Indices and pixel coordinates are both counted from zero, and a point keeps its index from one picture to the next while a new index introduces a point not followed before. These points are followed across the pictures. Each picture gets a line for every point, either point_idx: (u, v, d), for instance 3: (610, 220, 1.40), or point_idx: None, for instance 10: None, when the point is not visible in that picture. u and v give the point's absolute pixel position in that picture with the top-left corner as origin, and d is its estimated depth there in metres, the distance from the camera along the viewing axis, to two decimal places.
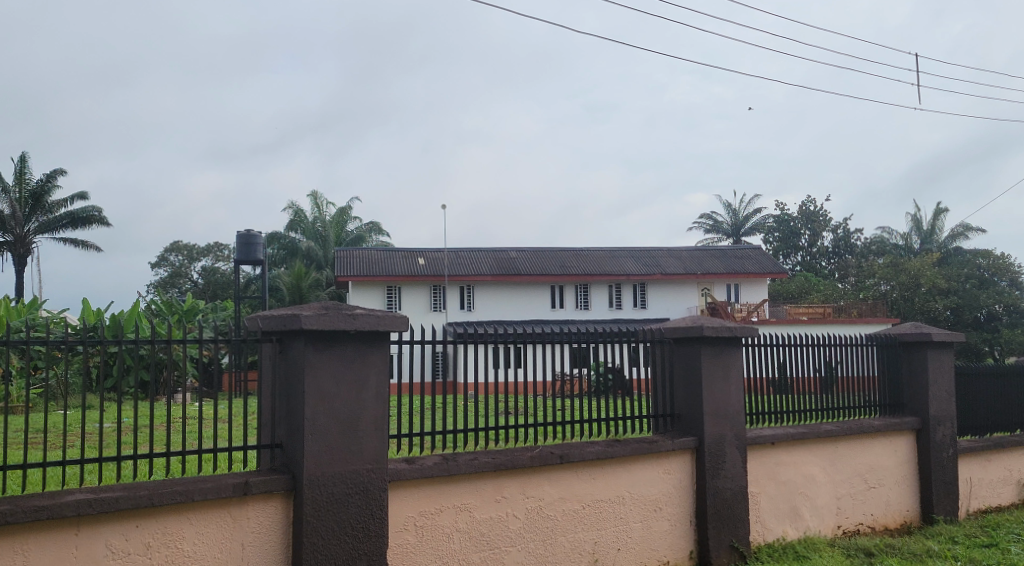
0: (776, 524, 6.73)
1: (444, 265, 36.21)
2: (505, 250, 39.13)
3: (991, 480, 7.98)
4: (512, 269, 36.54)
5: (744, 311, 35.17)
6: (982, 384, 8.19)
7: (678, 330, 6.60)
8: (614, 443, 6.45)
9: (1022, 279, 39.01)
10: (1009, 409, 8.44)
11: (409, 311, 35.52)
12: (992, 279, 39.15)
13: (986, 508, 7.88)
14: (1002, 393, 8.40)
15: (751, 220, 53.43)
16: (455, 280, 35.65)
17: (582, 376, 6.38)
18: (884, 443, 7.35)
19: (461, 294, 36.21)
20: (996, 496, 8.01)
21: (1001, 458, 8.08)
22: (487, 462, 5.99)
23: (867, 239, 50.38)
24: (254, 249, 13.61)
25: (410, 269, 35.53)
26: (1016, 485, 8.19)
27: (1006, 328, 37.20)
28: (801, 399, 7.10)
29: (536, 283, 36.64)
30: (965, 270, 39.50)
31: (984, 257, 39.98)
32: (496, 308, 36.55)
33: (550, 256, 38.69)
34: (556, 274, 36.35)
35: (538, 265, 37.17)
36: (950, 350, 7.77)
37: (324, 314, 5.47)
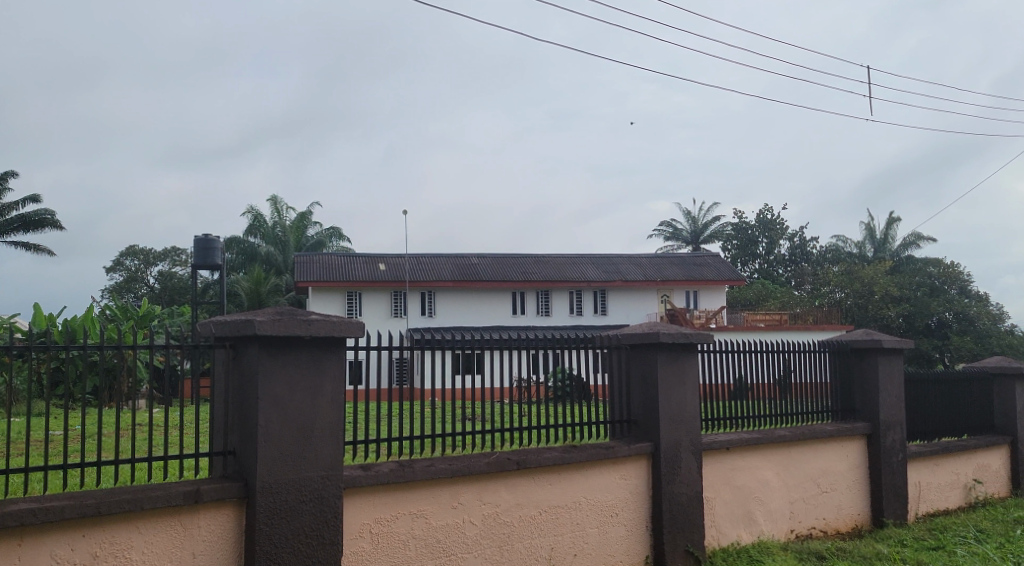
0: (731, 528, 6.79)
1: (405, 271, 36.06)
2: (466, 255, 39.08)
3: (939, 484, 8.12)
4: (473, 275, 36.56)
5: (702, 318, 35.45)
6: (930, 390, 8.35)
7: (634, 336, 6.65)
8: (571, 449, 6.47)
9: (971, 287, 39.79)
10: (956, 414, 8.60)
11: (369, 317, 35.18)
12: (942, 287, 39.97)
13: (933, 511, 8.01)
14: (949, 399, 8.56)
15: (711, 228, 53.98)
16: (416, 285, 35.48)
17: (541, 381, 6.40)
18: (836, 448, 7.46)
19: (422, 299, 36.04)
20: (943, 500, 8.14)
21: (948, 462, 8.23)
22: (443, 469, 5.97)
23: (822, 247, 51.14)
24: (212, 254, 13.46)
25: (370, 275, 35.29)
26: (963, 489, 8.34)
27: (955, 335, 37.74)
28: (754, 405, 7.19)
29: (496, 289, 36.60)
30: (917, 279, 40.40)
31: (936, 266, 41.18)
32: (457, 314, 36.45)
33: (512, 262, 38.74)
34: (517, 281, 36.39)
35: (499, 272, 37.20)
36: (900, 356, 7.92)
37: (278, 320, 5.42)
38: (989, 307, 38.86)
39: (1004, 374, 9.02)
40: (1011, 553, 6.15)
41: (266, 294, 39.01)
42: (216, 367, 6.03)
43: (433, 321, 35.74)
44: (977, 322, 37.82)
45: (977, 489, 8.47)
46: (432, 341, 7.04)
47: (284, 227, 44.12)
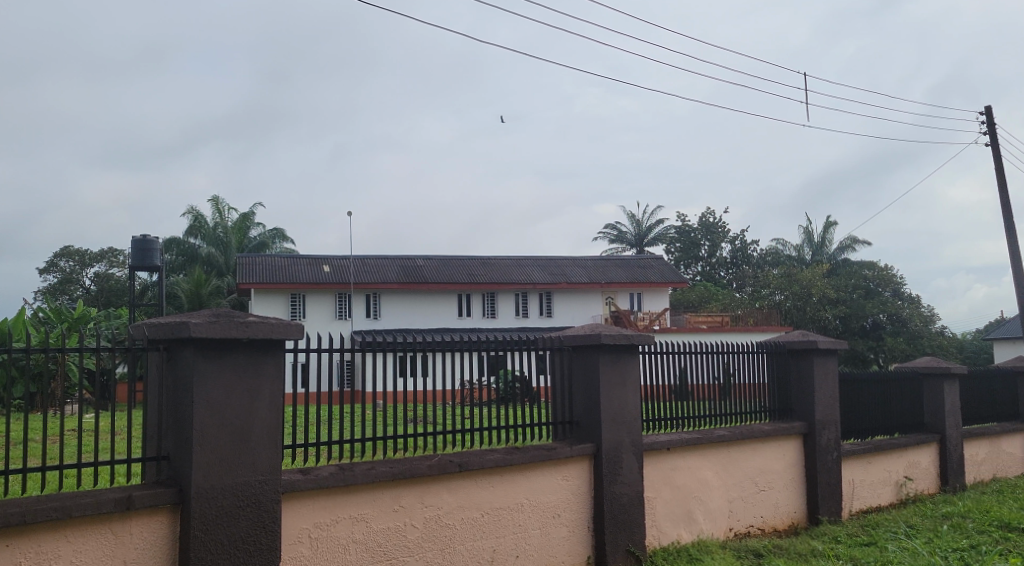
0: (671, 527, 6.87)
1: (350, 273, 35.84)
2: (411, 257, 38.97)
3: (872, 481, 8.31)
4: (419, 277, 36.44)
5: (646, 320, 35.97)
6: (863, 390, 8.56)
7: (577, 338, 6.70)
8: (514, 451, 6.49)
9: (904, 289, 40.89)
10: (888, 414, 8.84)
11: (313, 319, 34.98)
12: (877, 289, 40.95)
13: (866, 508, 8.20)
14: (881, 399, 8.79)
15: (655, 231, 54.57)
16: (361, 287, 35.36)
17: (488, 384, 6.41)
18: (774, 447, 7.60)
19: (367, 301, 35.88)
20: (876, 497, 8.33)
21: (881, 460, 8.44)
22: (385, 472, 5.93)
23: (762, 250, 52.15)
24: (150, 255, 13.26)
25: (315, 276, 35.01)
26: (894, 486, 8.56)
27: (889, 336, 39.55)
28: (693, 405, 7.29)
29: (441, 291, 36.55)
30: (852, 281, 41.25)
31: (870, 269, 41.66)
32: (402, 316, 36.32)
33: (458, 264, 38.69)
34: (464, 282, 36.40)
35: (445, 274, 37.15)
36: (834, 357, 8.10)
37: (215, 322, 5.32)
38: (921, 308, 40.52)
39: (933, 374, 9.30)
40: (938, 548, 6.32)
41: (206, 296, 38.35)
42: (150, 371, 5.91)
43: (379, 323, 35.67)
44: (910, 323, 39.57)
45: (907, 486, 8.69)
46: (376, 343, 6.97)
47: (226, 228, 43.34)
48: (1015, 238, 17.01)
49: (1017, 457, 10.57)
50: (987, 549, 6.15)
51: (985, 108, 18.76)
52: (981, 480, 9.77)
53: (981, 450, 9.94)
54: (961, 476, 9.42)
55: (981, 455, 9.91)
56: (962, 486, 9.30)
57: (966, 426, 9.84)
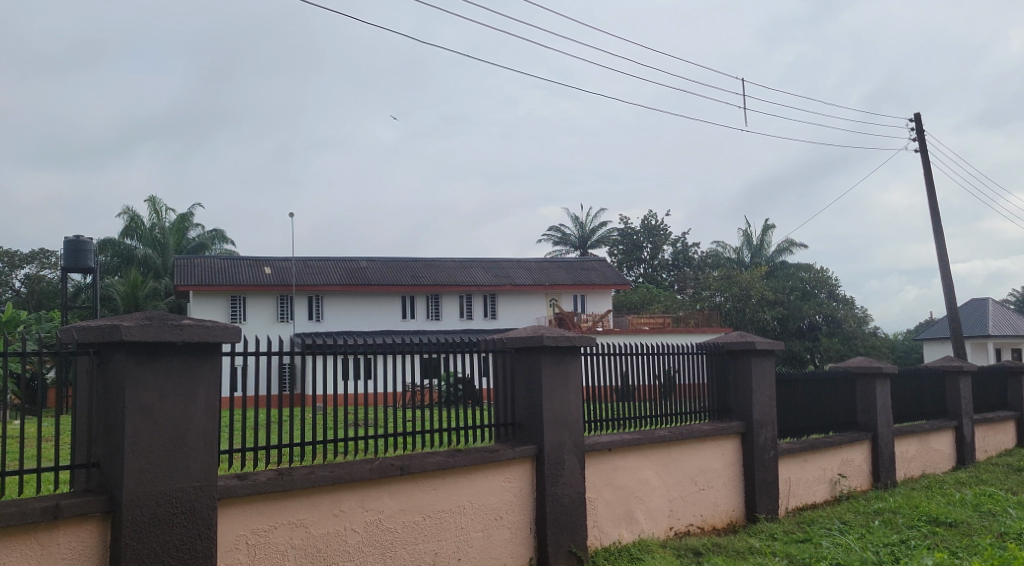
0: (613, 527, 6.91)
1: (292, 274, 35.36)
2: (355, 258, 38.65)
3: (807, 478, 8.49)
4: (363, 279, 36.16)
5: (589, 322, 36.34)
6: (800, 389, 8.75)
7: (520, 340, 6.72)
8: (456, 453, 6.47)
9: (838, 290, 42.07)
10: (823, 412, 9.06)
11: (254, 321, 34.51)
12: (813, 291, 41.98)
13: (802, 505, 8.37)
14: (817, 398, 9.00)
15: (598, 233, 54.99)
16: (303, 289, 34.96)
17: (431, 386, 6.40)
18: (712, 447, 7.71)
19: (309, 304, 35.51)
20: (812, 494, 8.52)
21: (816, 457, 8.63)
22: (324, 476, 5.86)
23: (703, 252, 53.03)
24: (84, 257, 13.52)
25: (256, 278, 34.52)
26: (829, 483, 8.76)
27: (825, 337, 40.71)
28: (633, 406, 7.36)
29: (385, 293, 36.28)
30: (789, 283, 42.23)
31: (807, 270, 42.65)
32: (345, 318, 36.02)
33: (402, 265, 38.47)
34: (408, 284, 36.25)
35: (388, 275, 36.92)
36: (772, 358, 8.24)
37: (147, 325, 5.18)
38: (854, 310, 41.76)
39: (865, 374, 9.55)
40: (870, 543, 6.46)
41: (143, 298, 37.56)
42: (79, 376, 5.70)
43: (321, 326, 35.26)
44: (844, 324, 40.78)
45: (842, 483, 8.89)
46: (317, 346, 6.88)
47: (163, 229, 42.39)
48: (940, 241, 17.56)
49: (944, 453, 10.90)
50: (915, 544, 6.32)
51: (914, 117, 19.34)
52: (911, 477, 10.04)
53: (911, 447, 10.22)
54: (892, 473, 9.70)
55: (911, 453, 10.19)
56: (893, 482, 9.57)
57: (897, 425, 10.12)
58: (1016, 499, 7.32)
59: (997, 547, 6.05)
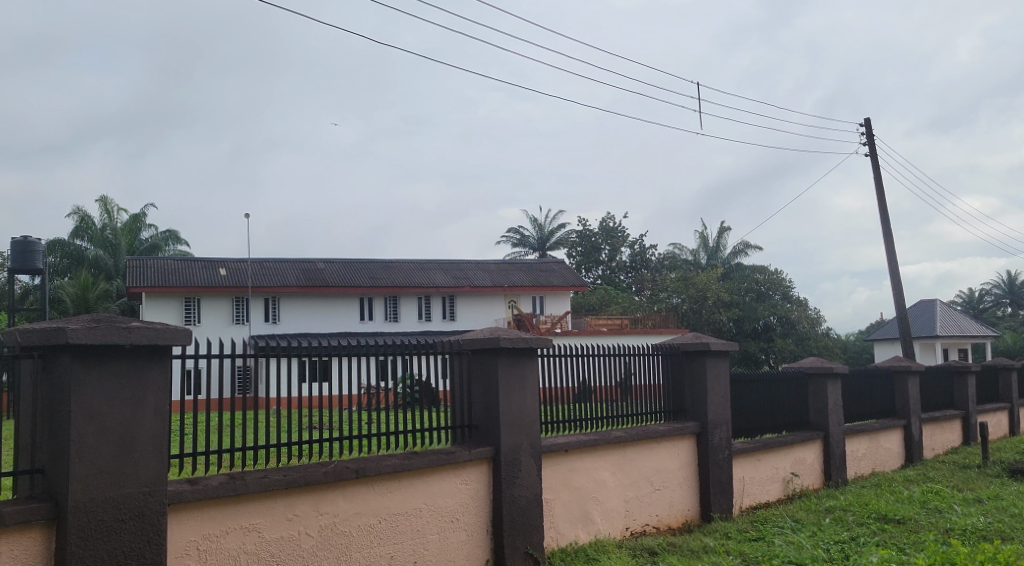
0: (569, 528, 6.93)
1: (247, 276, 34.94)
2: (311, 260, 38.32)
3: (761, 478, 8.61)
4: (321, 280, 35.89)
5: (547, 323, 36.45)
6: (753, 389, 8.86)
7: (476, 342, 6.71)
8: (412, 456, 6.44)
9: (792, 292, 42.70)
10: (777, 412, 9.20)
11: (209, 323, 34.06)
12: (768, 292, 42.68)
13: (755, 504, 8.48)
14: (770, 398, 9.13)
15: (556, 235, 55.20)
16: (259, 291, 34.68)
17: (388, 389, 6.36)
18: (667, 447, 7.78)
19: (265, 306, 35.22)
20: (764, 493, 8.63)
21: (770, 457, 8.75)
22: (278, 480, 5.79)
23: (660, 254, 53.48)
24: (32, 258, 13.25)
25: (211, 280, 34.12)
26: (782, 482, 8.88)
27: (779, 337, 41.19)
28: (590, 407, 7.38)
29: (344, 295, 36.21)
30: (745, 284, 42.88)
31: (761, 272, 43.35)
32: (302, 320, 35.73)
33: (360, 267, 38.29)
34: (366, 286, 36.13)
35: (346, 277, 36.73)
36: (726, 358, 8.34)
37: (94, 327, 5.05)
38: (807, 311, 42.34)
39: (817, 374, 9.70)
40: (822, 541, 6.56)
41: (93, 300, 36.86)
42: (22, 380, 5.50)
43: (278, 328, 35.05)
44: (798, 325, 41.30)
45: (794, 482, 9.03)
46: (273, 348, 6.83)
47: (115, 230, 41.71)
48: (888, 244, 17.94)
49: (893, 452, 11.12)
50: (866, 540, 6.43)
51: (865, 122, 19.66)
52: (861, 475, 10.21)
53: (862, 446, 10.41)
54: (843, 472, 9.87)
55: (863, 451, 10.38)
56: (844, 480, 9.73)
57: (848, 424, 10.31)
58: (960, 495, 7.51)
59: (945, 542, 6.17)
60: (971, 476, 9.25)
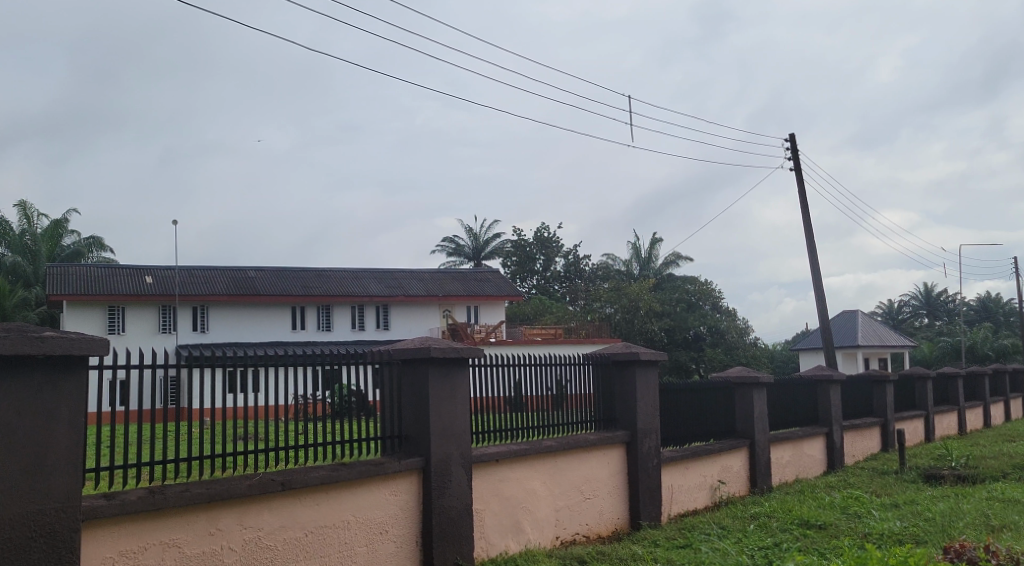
0: (499, 538, 6.92)
1: (175, 284, 34.29)
2: (243, 268, 37.67)
3: (689, 485, 8.75)
4: (252, 289, 35.41)
5: (482, 333, 36.57)
6: (680, 398, 9.03)
7: (407, 351, 6.68)
8: (340, 467, 6.36)
9: (721, 302, 43.73)
10: (703, 421, 9.38)
11: (134, 333, 33.52)
12: (698, 302, 43.50)
13: (683, 512, 8.61)
14: (696, 407, 9.32)
15: (492, 244, 55.35)
16: (187, 300, 34.10)
17: (320, 399, 6.31)
18: (598, 455, 7.87)
19: (194, 315, 34.69)
20: (692, 500, 8.77)
21: (697, 465, 8.90)
22: (200, 493, 5.63)
23: (593, 264, 54.16)
24: None
25: (135, 288, 33.37)
26: (709, 490, 9.04)
27: (709, 347, 42.22)
28: (521, 417, 7.40)
29: (275, 304, 35.71)
30: (675, 295, 43.73)
31: (692, 283, 44.40)
32: (231, 330, 35.24)
33: (292, 275, 37.79)
34: (299, 295, 35.76)
35: (278, 285, 36.24)
36: (655, 368, 8.47)
37: (4, 336, 4.77)
38: (736, 320, 43.50)
39: (744, 384, 9.91)
40: (746, 547, 6.69)
41: (10, 309, 35.58)
42: None
43: (206, 338, 34.54)
44: (727, 335, 42.45)
45: (721, 489, 9.20)
46: (200, 358, 6.65)
47: (34, 236, 40.39)
48: (814, 255, 18.44)
49: (816, 458, 11.40)
50: (788, 546, 6.57)
51: (789, 137, 20.23)
52: (786, 482, 10.44)
53: (786, 453, 10.66)
54: (769, 479, 10.08)
55: (787, 459, 10.63)
56: (770, 487, 9.95)
57: (773, 431, 10.54)
58: (878, 501, 7.75)
59: (862, 547, 6.36)
60: (889, 481, 9.53)
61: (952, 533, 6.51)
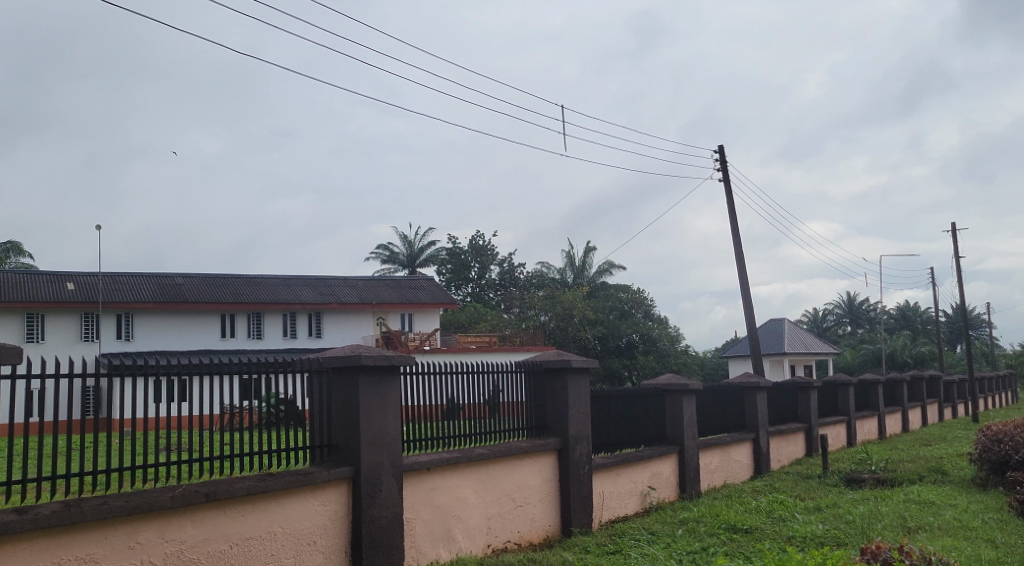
0: (430, 547, 6.87)
1: (98, 291, 33.32)
2: (170, 274, 36.79)
3: (620, 491, 8.88)
4: (178, 296, 34.63)
5: (416, 340, 36.20)
6: (611, 405, 9.16)
7: (337, 359, 6.60)
8: (267, 478, 6.18)
9: (653, 309, 44.85)
10: (634, 428, 9.52)
11: (53, 341, 32.41)
12: (631, 311, 44.42)
13: (614, 518, 8.73)
14: (627, 413, 9.45)
15: (426, 252, 55.18)
16: (112, 307, 33.26)
17: (250, 409, 6.16)
18: (529, 463, 7.93)
19: (118, 322, 33.89)
20: (623, 506, 8.90)
21: (628, 471, 9.03)
22: (120, 506, 5.27)
23: (528, 272, 54.63)
24: None
25: (55, 294, 32.31)
26: (640, 496, 9.18)
27: (641, 354, 42.97)
28: (451, 425, 7.36)
29: (204, 311, 35.29)
30: (609, 302, 44.44)
31: (625, 291, 45.37)
32: (159, 337, 34.56)
33: (222, 281, 37.11)
34: (228, 302, 35.26)
35: (206, 292, 35.66)
36: (587, 375, 8.58)
37: None
38: (668, 328, 44.69)
39: (673, 391, 10.07)
40: (675, 551, 6.79)
41: None
42: None
43: (131, 346, 33.85)
44: (659, 343, 43.44)
45: (652, 495, 9.35)
46: (125, 366, 6.34)
47: None
48: (742, 266, 18.82)
49: (743, 463, 11.65)
50: (715, 550, 6.68)
51: (721, 149, 20.66)
52: (714, 487, 10.65)
53: (715, 458, 10.87)
54: (698, 484, 10.27)
55: (715, 464, 10.83)
56: (698, 492, 10.14)
57: (702, 437, 10.76)
58: (802, 505, 7.96)
59: (783, 550, 6.53)
60: (813, 485, 9.78)
61: (869, 535, 6.72)
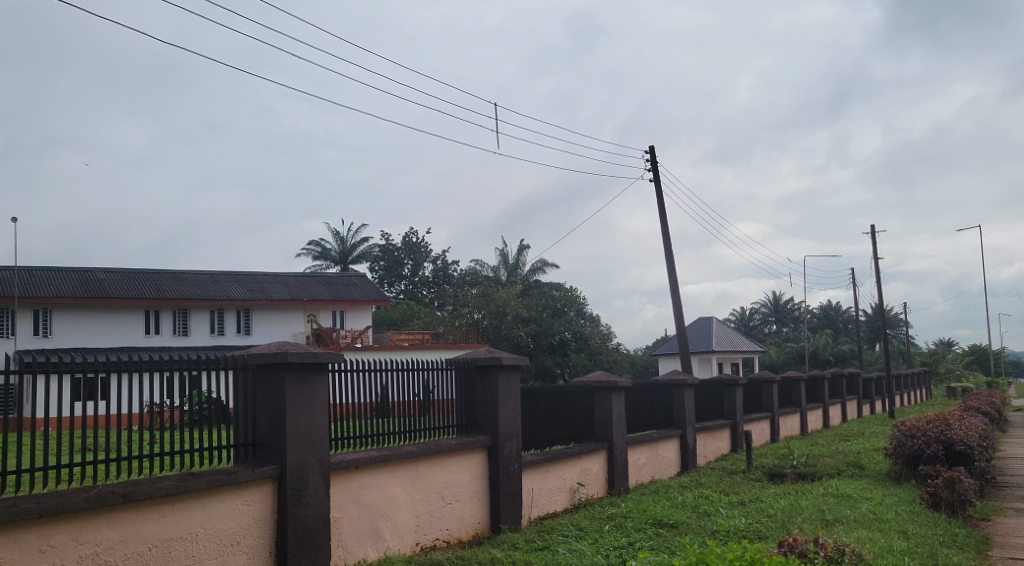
0: (358, 546, 6.83)
1: (14, 286, 32.30)
2: (91, 269, 35.66)
3: (549, 488, 8.97)
4: (100, 291, 33.72)
5: (348, 338, 36.30)
6: (541, 402, 9.24)
7: (264, 356, 6.50)
8: (188, 478, 6.02)
9: (585, 308, 45.46)
10: (564, 424, 9.65)
11: None
12: (563, 309, 44.99)
13: (543, 515, 8.81)
14: (557, 410, 9.56)
15: (359, 249, 54.72)
16: (27, 303, 32.23)
17: (173, 407, 5.99)
18: (459, 461, 7.95)
19: (35, 318, 32.96)
20: (552, 503, 8.99)
21: (557, 469, 9.13)
22: (31, 508, 5.01)
23: (462, 270, 54.67)
24: None
25: None
26: (569, 492, 9.29)
27: (574, 352, 43.27)
28: (378, 423, 7.34)
29: (127, 307, 34.31)
30: (542, 301, 44.74)
31: (558, 290, 45.73)
32: (78, 334, 33.58)
33: (147, 276, 36.18)
34: (152, 298, 34.36)
35: (130, 287, 34.67)
36: (517, 373, 8.64)
37: None
38: (600, 327, 45.25)
39: (602, 387, 10.23)
40: (602, 547, 6.86)
41: None
42: None
43: (49, 342, 32.93)
44: (591, 341, 43.80)
45: (581, 491, 9.47)
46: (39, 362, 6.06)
47: None
48: (671, 265, 19.10)
49: (671, 460, 11.88)
50: (640, 545, 6.78)
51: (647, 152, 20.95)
52: (642, 483, 10.83)
53: (643, 455, 11.04)
54: (626, 480, 10.45)
55: (643, 460, 11.00)
56: (626, 488, 10.30)
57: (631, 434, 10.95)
58: (727, 500, 8.14)
59: (705, 544, 6.65)
60: (736, 481, 10.02)
61: (789, 528, 6.92)
